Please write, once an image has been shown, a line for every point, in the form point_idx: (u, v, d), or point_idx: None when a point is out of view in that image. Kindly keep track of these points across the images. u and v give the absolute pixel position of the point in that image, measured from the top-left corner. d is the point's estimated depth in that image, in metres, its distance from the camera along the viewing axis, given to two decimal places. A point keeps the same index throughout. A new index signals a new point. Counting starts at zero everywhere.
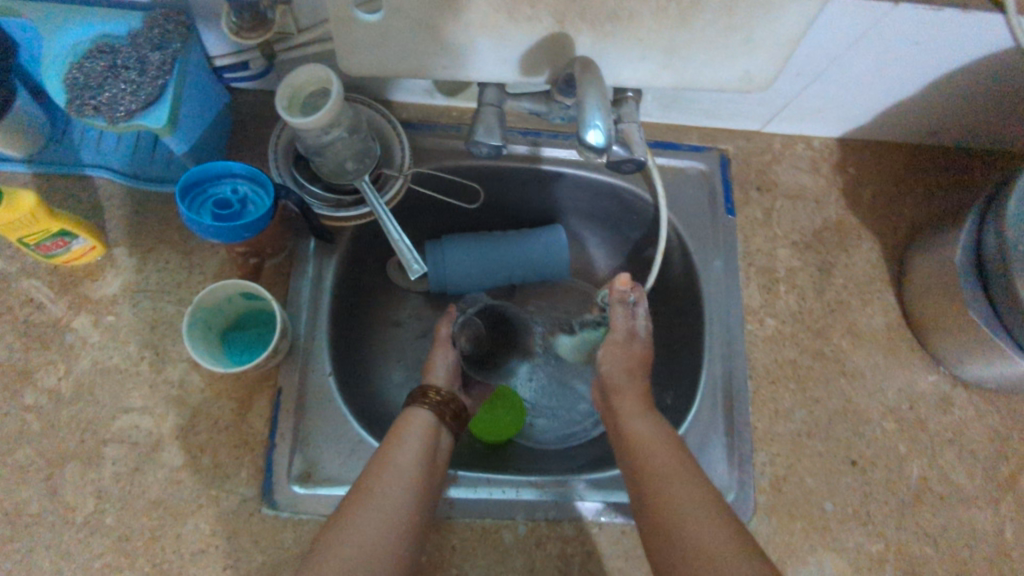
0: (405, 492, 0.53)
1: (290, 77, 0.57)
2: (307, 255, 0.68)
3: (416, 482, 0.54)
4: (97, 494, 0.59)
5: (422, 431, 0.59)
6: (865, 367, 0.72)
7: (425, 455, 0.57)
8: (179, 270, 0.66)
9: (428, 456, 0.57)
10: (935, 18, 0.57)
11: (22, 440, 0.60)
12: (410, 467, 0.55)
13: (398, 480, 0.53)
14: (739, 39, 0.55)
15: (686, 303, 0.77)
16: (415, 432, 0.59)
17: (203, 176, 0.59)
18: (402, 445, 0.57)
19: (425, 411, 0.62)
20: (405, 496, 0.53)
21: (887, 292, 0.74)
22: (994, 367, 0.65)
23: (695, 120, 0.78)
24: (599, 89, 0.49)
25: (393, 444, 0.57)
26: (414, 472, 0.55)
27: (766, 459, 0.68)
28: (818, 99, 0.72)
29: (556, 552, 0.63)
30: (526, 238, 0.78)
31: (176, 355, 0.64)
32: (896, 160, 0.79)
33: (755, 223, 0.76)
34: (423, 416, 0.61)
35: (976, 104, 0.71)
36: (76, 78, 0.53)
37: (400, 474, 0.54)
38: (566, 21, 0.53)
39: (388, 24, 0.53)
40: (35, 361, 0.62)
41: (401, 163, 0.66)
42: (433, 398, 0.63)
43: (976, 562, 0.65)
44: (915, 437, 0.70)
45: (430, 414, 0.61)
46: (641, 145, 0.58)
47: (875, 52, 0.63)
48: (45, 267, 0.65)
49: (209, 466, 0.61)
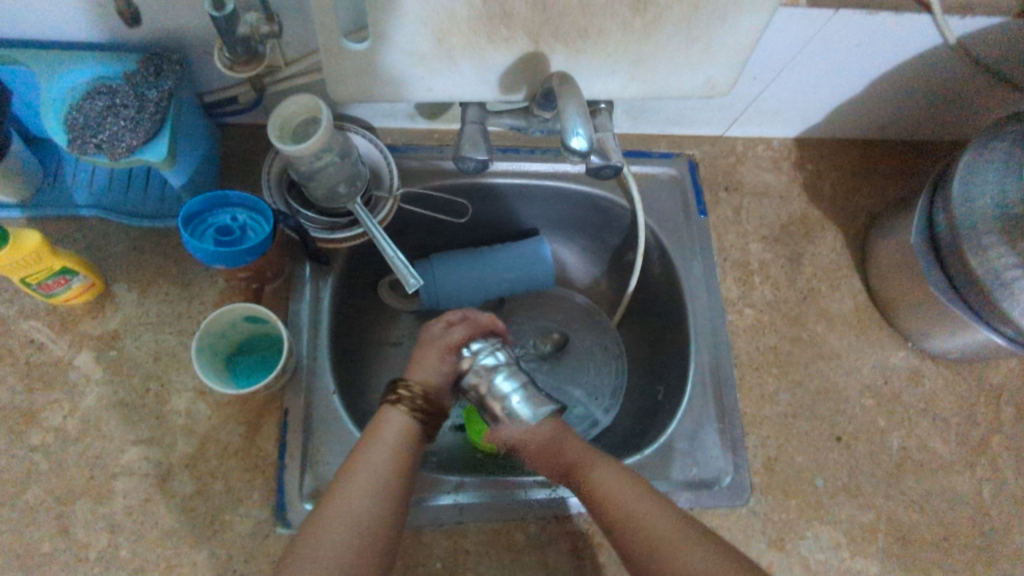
0: (372, 503, 0.51)
1: (281, 108, 0.60)
2: (304, 279, 0.70)
3: (389, 489, 0.52)
4: (109, 529, 0.59)
5: (397, 435, 0.56)
6: (840, 348, 0.76)
7: (399, 458, 0.55)
8: (179, 302, 0.68)
9: (402, 460, 0.55)
10: (872, 21, 0.63)
11: (30, 480, 0.60)
12: (381, 474, 0.53)
13: (366, 491, 0.51)
14: (699, 49, 0.60)
15: (668, 301, 0.81)
16: (388, 435, 0.56)
17: (202, 207, 0.61)
18: (372, 454, 0.54)
19: (399, 413, 0.58)
20: (374, 507, 0.51)
21: (853, 277, 0.80)
22: (956, 337, 0.70)
23: (662, 129, 0.83)
24: (577, 99, 0.53)
25: (363, 450, 0.55)
26: (386, 480, 0.53)
27: (757, 442, 0.71)
28: (774, 102, 0.77)
29: (567, 547, 0.65)
30: (512, 250, 0.82)
31: (181, 385, 0.65)
32: (849, 155, 0.85)
33: (727, 221, 0.81)
34: (397, 419, 0.57)
35: (916, 99, 0.77)
36: (77, 118, 0.55)
37: (369, 482, 0.52)
38: (541, 40, 0.57)
39: (376, 52, 0.57)
40: (39, 401, 0.63)
41: (390, 185, 0.70)
42: (406, 398, 0.58)
43: (961, 523, 0.69)
44: (893, 410, 0.74)
45: (405, 415, 0.57)
46: (617, 151, 0.62)
47: (821, 56, 0.69)
48: (45, 308, 0.66)
49: (221, 492, 0.62)
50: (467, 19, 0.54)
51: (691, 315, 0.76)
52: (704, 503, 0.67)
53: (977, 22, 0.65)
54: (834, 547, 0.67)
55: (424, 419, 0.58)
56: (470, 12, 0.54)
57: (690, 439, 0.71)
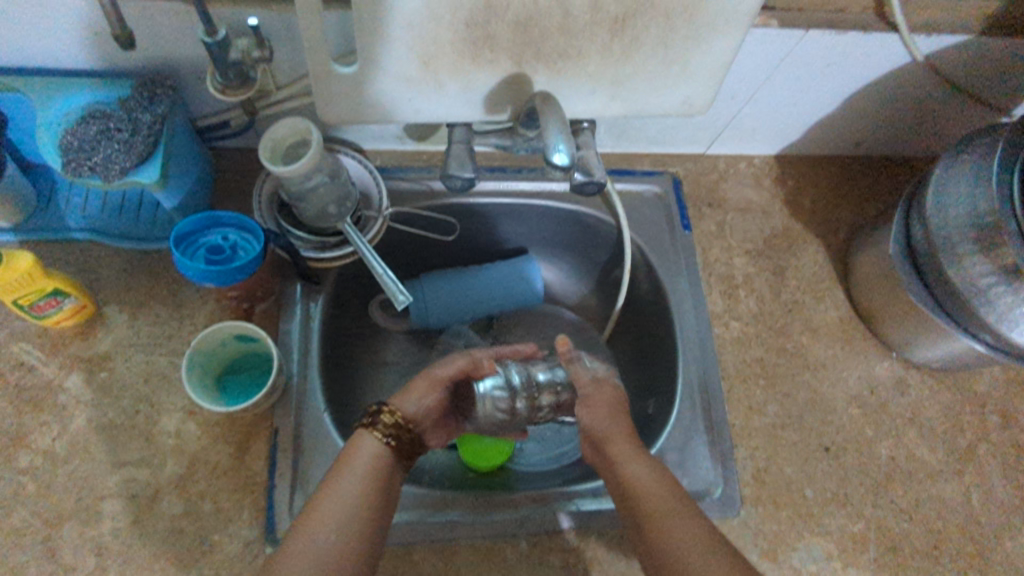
0: (337, 539, 0.49)
1: (271, 131, 0.61)
2: (294, 298, 0.71)
3: (354, 527, 0.50)
4: (97, 552, 0.59)
5: (368, 466, 0.54)
6: (825, 359, 0.77)
7: (368, 492, 0.52)
8: (170, 323, 0.68)
9: (372, 492, 0.53)
10: (842, 40, 0.66)
11: (18, 503, 0.60)
12: (348, 507, 0.51)
13: (330, 526, 0.49)
14: (678, 69, 0.62)
15: (656, 316, 0.81)
16: (360, 463, 0.54)
17: (193, 227, 0.62)
18: (347, 477, 0.53)
19: (371, 440, 0.56)
20: (338, 546, 0.48)
21: (836, 289, 0.81)
22: (938, 346, 0.72)
23: (646, 147, 0.85)
24: (559, 118, 0.55)
25: (330, 484, 0.52)
26: (354, 516, 0.51)
27: (746, 454, 0.72)
28: (753, 120, 0.80)
29: (558, 562, 0.65)
30: (501, 269, 0.83)
31: (171, 406, 0.65)
32: (829, 170, 0.87)
33: (711, 236, 0.82)
34: (368, 448, 0.55)
35: (890, 115, 0.80)
36: (71, 142, 0.56)
37: (333, 517, 0.50)
38: (523, 61, 0.59)
39: (363, 75, 0.59)
40: (29, 423, 0.63)
41: (380, 205, 0.71)
42: (382, 424, 0.57)
43: (950, 531, 0.70)
44: (879, 420, 0.75)
45: (378, 444, 0.56)
46: (600, 169, 0.64)
47: (796, 74, 0.71)
48: (36, 330, 0.66)
49: (210, 512, 0.61)
50: (452, 43, 0.56)
51: (679, 328, 0.77)
52: None
53: (943, 40, 0.67)
54: (825, 557, 0.67)
55: (398, 449, 0.57)
56: (454, 36, 0.56)
57: (680, 452, 0.72)
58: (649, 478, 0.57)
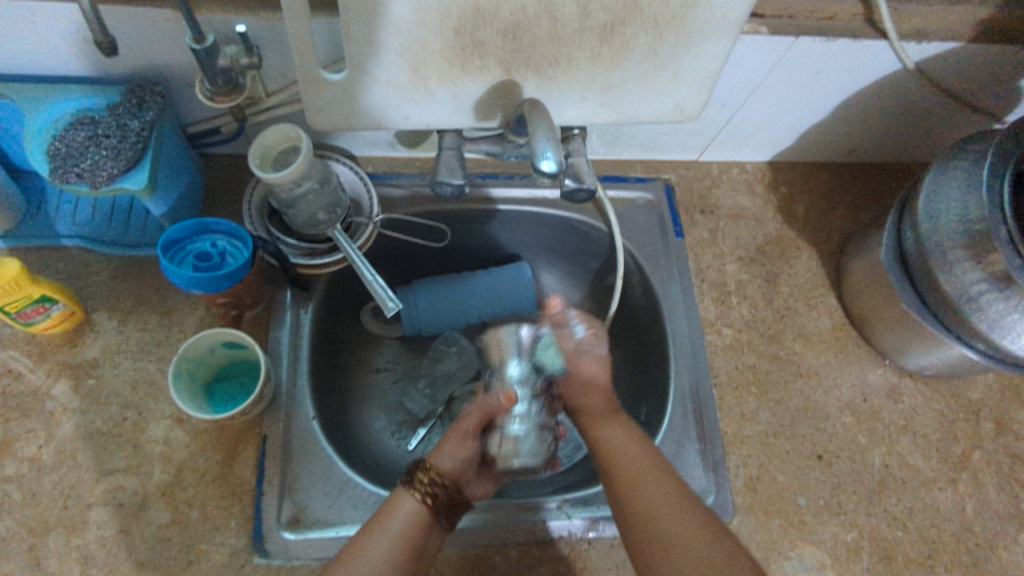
0: None
1: (260, 138, 0.61)
2: (284, 305, 0.71)
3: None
4: (82, 561, 0.58)
5: (403, 525, 0.56)
6: (818, 366, 0.77)
7: (398, 552, 0.54)
8: (159, 330, 0.68)
9: (404, 553, 0.55)
10: (832, 48, 0.66)
11: (3, 512, 0.59)
12: (379, 568, 0.53)
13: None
14: (667, 76, 0.62)
15: (649, 324, 0.81)
16: (395, 521, 0.56)
17: (182, 233, 0.62)
18: (380, 535, 0.55)
19: (411, 499, 0.57)
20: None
21: (829, 296, 0.81)
22: (931, 354, 0.71)
23: (638, 154, 0.85)
24: (548, 125, 0.55)
25: (368, 536, 0.55)
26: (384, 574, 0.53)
27: (738, 461, 0.71)
28: (745, 127, 0.80)
29: (548, 571, 0.64)
30: (493, 275, 0.83)
31: (160, 413, 0.65)
32: (822, 177, 0.87)
33: (703, 242, 0.82)
34: (408, 506, 0.57)
35: (881, 123, 0.80)
36: (59, 148, 0.56)
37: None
38: (513, 68, 0.59)
39: (352, 82, 0.59)
40: (16, 431, 0.62)
41: (371, 211, 0.71)
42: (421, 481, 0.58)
43: (944, 539, 0.69)
44: (873, 427, 0.74)
45: (418, 504, 0.57)
46: (590, 175, 0.63)
47: (787, 80, 0.71)
48: (24, 337, 0.66)
49: (197, 520, 0.61)
50: (440, 49, 0.56)
51: (671, 335, 0.77)
52: None
53: (934, 47, 0.67)
54: (818, 567, 0.67)
55: (437, 509, 0.58)
56: (443, 43, 0.56)
57: (672, 459, 0.71)
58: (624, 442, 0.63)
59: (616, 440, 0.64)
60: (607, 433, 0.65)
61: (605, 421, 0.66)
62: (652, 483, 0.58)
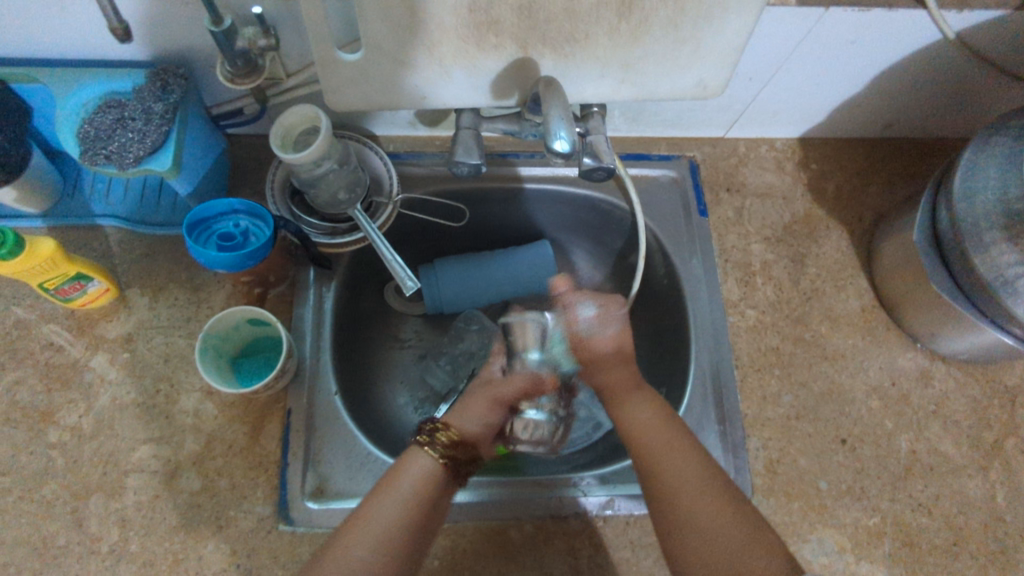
0: (368, 559, 0.52)
1: (282, 118, 0.62)
2: (307, 283, 0.73)
3: (390, 542, 0.53)
4: (121, 523, 0.62)
5: (411, 482, 0.56)
6: (845, 349, 0.75)
7: (407, 512, 0.55)
8: (188, 306, 0.70)
9: (413, 510, 0.55)
10: (865, 18, 0.63)
11: (48, 475, 0.63)
12: (386, 525, 0.54)
13: (366, 544, 0.52)
14: (689, 50, 0.60)
15: (671, 304, 0.80)
16: (403, 480, 0.56)
17: (206, 213, 0.64)
18: (390, 491, 0.56)
19: (424, 457, 0.58)
20: (375, 556, 0.52)
21: (859, 277, 0.78)
22: (965, 338, 0.69)
23: (662, 131, 0.83)
24: (562, 103, 0.55)
25: (377, 496, 0.56)
26: (392, 528, 0.54)
27: (758, 444, 0.70)
28: (773, 102, 0.77)
29: (564, 547, 0.65)
30: (513, 255, 0.82)
31: (189, 386, 0.67)
32: (856, 153, 0.84)
33: (728, 222, 0.80)
34: (422, 465, 0.58)
35: (919, 96, 0.76)
36: (88, 131, 0.58)
37: (371, 539, 0.53)
38: (529, 46, 0.58)
39: (368, 61, 0.59)
40: (57, 401, 0.66)
41: (390, 191, 0.71)
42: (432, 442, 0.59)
43: (972, 528, 0.68)
44: (900, 413, 0.72)
45: (429, 463, 0.58)
46: (609, 153, 0.62)
47: (817, 52, 0.68)
48: (64, 312, 0.69)
49: (226, 488, 0.64)
50: (455, 28, 0.56)
51: (692, 316, 0.76)
52: None
53: (975, 17, 0.64)
54: (838, 550, 0.66)
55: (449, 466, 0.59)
56: (457, 22, 0.55)
57: None
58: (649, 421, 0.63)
59: (640, 419, 0.63)
60: (631, 415, 0.64)
61: (630, 402, 0.66)
62: (681, 468, 0.58)
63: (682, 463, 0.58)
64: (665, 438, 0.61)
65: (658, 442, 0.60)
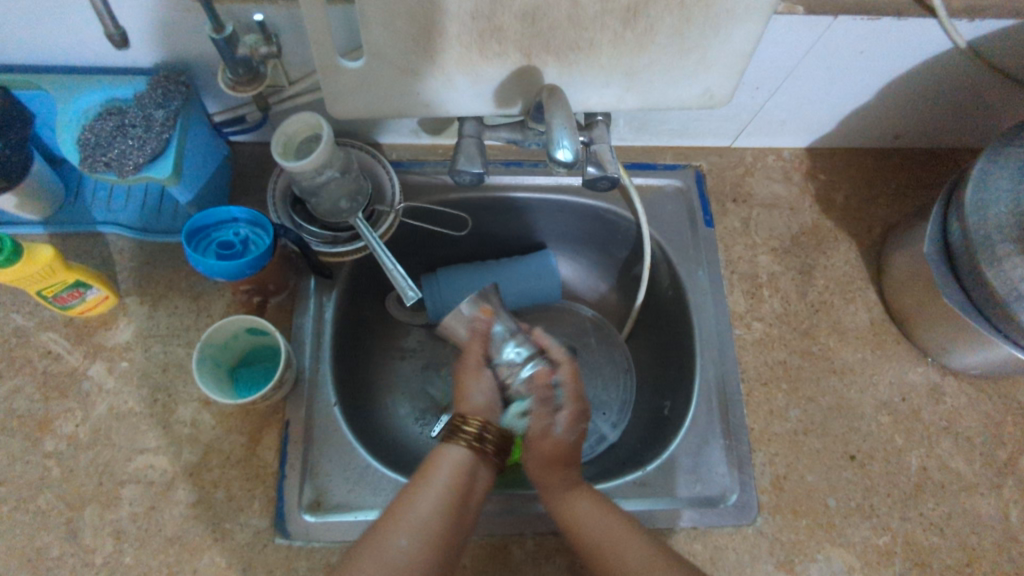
0: (411, 548, 0.49)
1: (284, 125, 0.61)
2: (308, 292, 0.72)
3: (433, 536, 0.51)
4: (116, 535, 0.61)
5: (451, 473, 0.55)
6: (854, 363, 0.74)
7: (448, 504, 0.53)
8: (188, 315, 0.70)
9: (453, 502, 0.53)
10: (873, 27, 0.62)
11: (44, 486, 0.62)
12: (422, 522, 0.51)
13: (411, 531, 0.50)
14: (695, 59, 0.59)
15: (676, 317, 0.79)
16: (440, 474, 0.54)
17: (206, 221, 0.63)
18: (425, 485, 0.53)
19: (457, 450, 0.57)
20: (418, 550, 0.49)
21: (868, 290, 0.77)
22: (978, 352, 0.67)
23: (668, 140, 0.82)
24: (565, 112, 0.54)
25: (413, 492, 0.53)
26: (434, 521, 0.51)
27: (765, 460, 0.69)
28: (781, 111, 0.76)
29: (565, 564, 0.64)
30: (516, 264, 0.81)
31: (187, 396, 0.66)
32: (864, 164, 0.83)
33: (735, 232, 0.79)
34: (453, 455, 0.56)
35: (929, 107, 0.75)
36: (88, 138, 0.58)
37: (410, 532, 0.50)
38: (533, 54, 0.57)
39: (370, 68, 0.58)
40: (55, 410, 0.65)
41: (392, 199, 0.71)
42: (466, 432, 0.58)
43: (986, 548, 0.66)
44: (911, 428, 0.71)
45: (462, 453, 0.56)
46: (614, 163, 0.62)
47: (824, 61, 0.67)
48: (62, 320, 0.69)
49: (222, 500, 0.63)
50: (458, 35, 0.55)
51: (696, 328, 0.75)
52: (709, 521, 0.65)
53: (988, 25, 0.62)
54: (847, 570, 0.65)
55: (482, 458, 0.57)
56: (460, 29, 0.55)
57: (695, 455, 0.70)
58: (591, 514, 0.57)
59: (584, 515, 0.57)
60: (572, 509, 0.58)
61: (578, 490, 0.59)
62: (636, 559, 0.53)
63: (632, 552, 0.54)
64: (608, 524, 0.56)
65: (602, 533, 0.56)
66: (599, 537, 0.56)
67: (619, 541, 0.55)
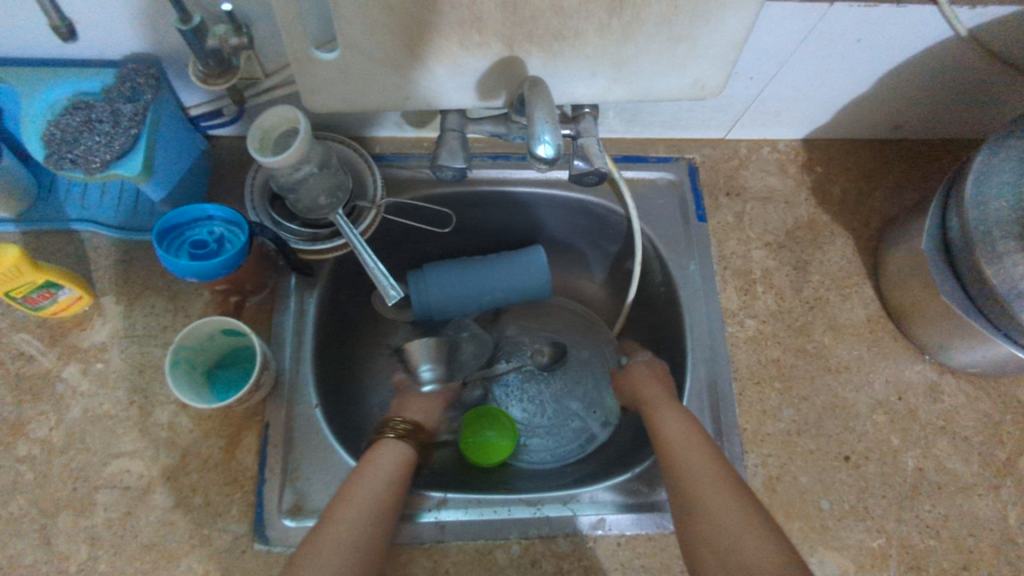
0: (358, 527, 0.53)
1: (260, 120, 0.59)
2: (288, 291, 0.70)
3: (377, 512, 0.56)
4: (90, 541, 0.59)
5: (392, 458, 0.62)
6: (849, 361, 0.72)
7: (385, 490, 0.58)
8: (165, 314, 0.68)
9: (391, 484, 0.59)
10: (871, 15, 0.60)
11: (16, 491, 0.61)
12: (365, 506, 0.56)
13: (357, 516, 0.54)
14: (685, 48, 0.57)
15: (668, 314, 0.77)
16: (382, 461, 0.61)
17: (180, 219, 0.61)
18: (364, 477, 0.59)
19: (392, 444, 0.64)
20: (363, 529, 0.54)
21: (864, 286, 0.75)
22: (977, 351, 0.65)
23: (659, 132, 0.80)
24: (547, 105, 0.52)
25: (353, 483, 0.58)
26: (377, 502, 0.57)
27: (757, 461, 0.67)
28: (776, 102, 0.74)
29: (552, 569, 0.62)
30: (505, 259, 0.79)
31: (165, 398, 0.65)
32: (862, 156, 0.81)
33: (728, 227, 0.77)
34: (394, 446, 0.64)
35: (928, 96, 0.73)
36: (53, 133, 0.55)
37: (356, 515, 0.54)
38: (515, 44, 0.55)
39: (345, 60, 0.56)
40: (27, 413, 0.64)
41: (374, 195, 0.69)
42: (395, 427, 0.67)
43: (983, 550, 0.64)
44: (907, 428, 0.69)
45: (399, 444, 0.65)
46: (601, 157, 0.59)
47: (819, 50, 0.65)
48: (36, 321, 0.67)
49: (200, 505, 0.61)
50: (436, 25, 0.53)
51: (687, 326, 0.73)
52: None
53: (990, 12, 0.60)
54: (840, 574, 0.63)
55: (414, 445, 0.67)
56: (438, 18, 0.52)
57: None
58: (674, 423, 0.62)
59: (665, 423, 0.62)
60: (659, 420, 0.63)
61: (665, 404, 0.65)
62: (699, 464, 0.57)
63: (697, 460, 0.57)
64: (689, 434, 0.60)
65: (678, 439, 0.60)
66: (678, 442, 0.60)
67: (689, 449, 0.58)
